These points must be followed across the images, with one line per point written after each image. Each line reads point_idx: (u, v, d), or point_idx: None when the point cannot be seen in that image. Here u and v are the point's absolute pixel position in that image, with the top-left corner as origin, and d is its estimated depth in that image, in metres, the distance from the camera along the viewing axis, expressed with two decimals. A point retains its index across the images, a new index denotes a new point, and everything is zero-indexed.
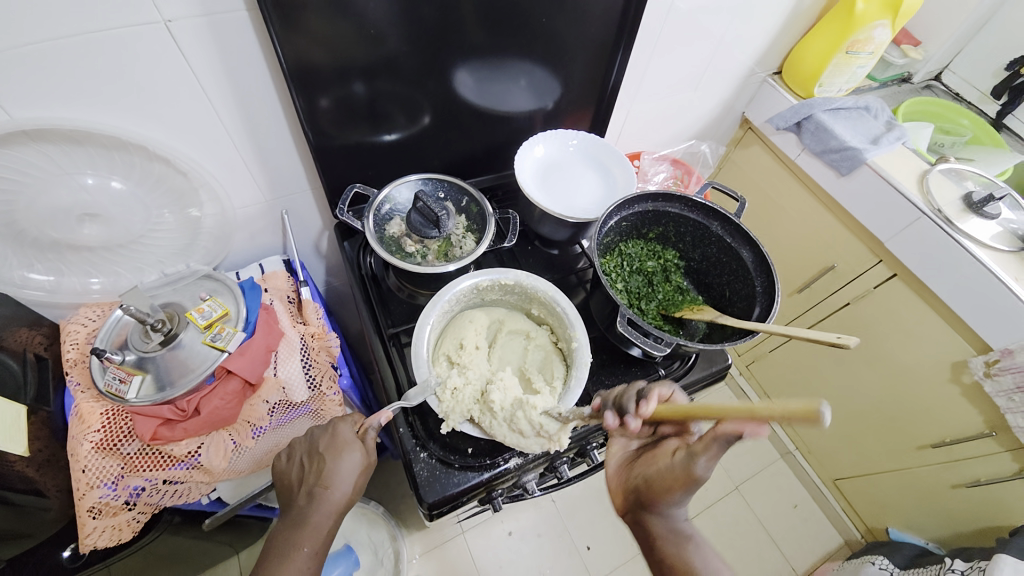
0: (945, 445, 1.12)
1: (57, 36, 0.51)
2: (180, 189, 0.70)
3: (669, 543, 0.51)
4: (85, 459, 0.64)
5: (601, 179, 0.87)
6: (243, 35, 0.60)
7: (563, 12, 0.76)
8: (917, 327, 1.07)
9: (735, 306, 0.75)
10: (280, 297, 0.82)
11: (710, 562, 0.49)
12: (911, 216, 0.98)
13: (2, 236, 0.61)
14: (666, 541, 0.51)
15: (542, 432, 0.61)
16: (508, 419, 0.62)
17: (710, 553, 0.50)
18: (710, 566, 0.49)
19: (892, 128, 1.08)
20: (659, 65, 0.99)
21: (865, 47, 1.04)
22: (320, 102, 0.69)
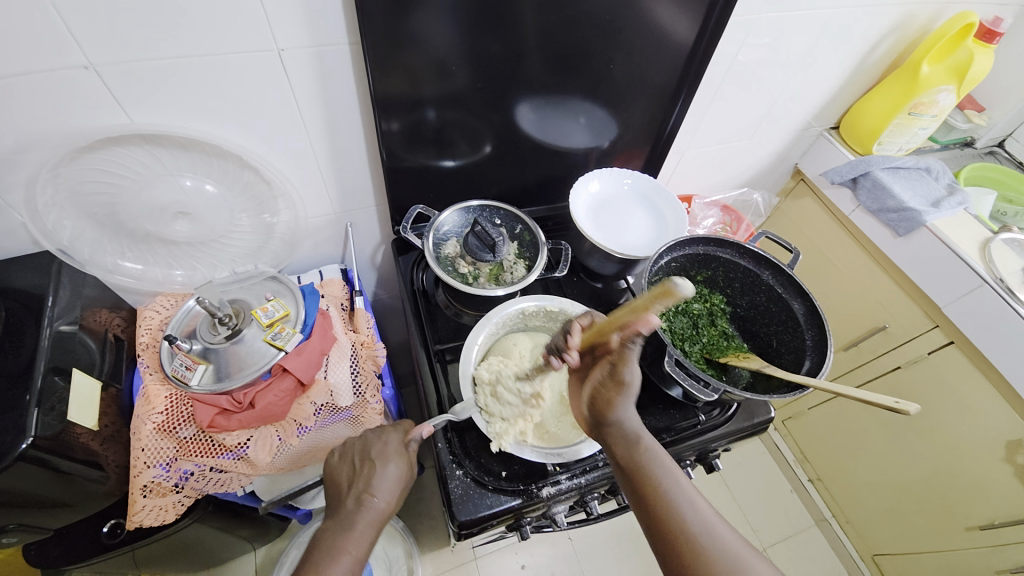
0: (992, 527, 1.06)
1: (183, 54, 0.57)
2: (261, 197, 0.75)
3: (626, 447, 0.55)
4: (146, 438, 0.68)
5: (652, 219, 0.89)
6: (338, 63, 0.66)
7: (629, 59, 0.80)
8: (972, 398, 1.02)
9: (783, 357, 0.75)
10: (335, 304, 0.86)
11: (661, 457, 0.54)
12: (971, 283, 0.95)
13: (103, 224, 0.67)
14: (626, 445, 0.55)
15: (524, 396, 0.67)
16: (492, 394, 0.68)
17: (660, 450, 0.54)
18: (665, 464, 0.53)
19: (954, 192, 1.06)
20: (716, 113, 1.01)
21: (928, 110, 1.03)
22: (394, 126, 0.74)
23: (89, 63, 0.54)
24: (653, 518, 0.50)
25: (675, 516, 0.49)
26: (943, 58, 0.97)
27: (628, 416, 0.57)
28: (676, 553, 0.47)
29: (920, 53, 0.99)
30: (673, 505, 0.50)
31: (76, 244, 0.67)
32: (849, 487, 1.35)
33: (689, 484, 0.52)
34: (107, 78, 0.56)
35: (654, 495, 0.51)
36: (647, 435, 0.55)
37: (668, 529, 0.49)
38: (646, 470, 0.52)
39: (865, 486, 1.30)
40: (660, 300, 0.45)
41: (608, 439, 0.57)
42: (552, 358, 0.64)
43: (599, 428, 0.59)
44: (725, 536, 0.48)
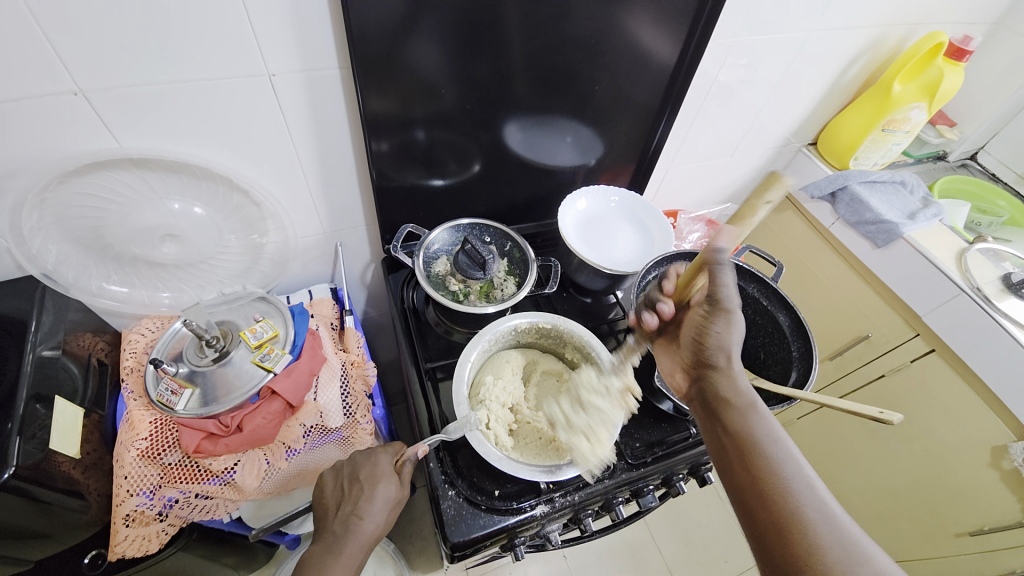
0: (982, 533, 1.06)
1: (173, 80, 0.58)
2: (250, 218, 0.75)
3: (740, 420, 0.55)
4: (129, 466, 0.66)
5: (639, 235, 0.90)
6: (329, 86, 0.66)
7: (613, 80, 0.82)
8: (954, 405, 1.04)
9: (771, 370, 0.75)
10: (325, 324, 0.86)
11: (776, 439, 0.52)
12: (948, 293, 0.98)
13: (89, 248, 0.66)
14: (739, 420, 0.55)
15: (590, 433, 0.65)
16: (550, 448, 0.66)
17: (777, 430, 0.53)
18: (779, 444, 0.52)
19: (928, 205, 1.10)
20: (699, 131, 1.04)
21: (900, 126, 1.07)
22: (384, 146, 0.75)
23: (78, 89, 0.55)
24: (762, 508, 0.48)
25: (786, 501, 0.47)
26: (916, 76, 1.01)
27: (738, 378, 0.59)
28: (783, 543, 0.45)
29: (893, 72, 1.03)
30: (786, 487, 0.48)
31: (60, 269, 0.65)
32: (839, 497, 1.36)
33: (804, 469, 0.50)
34: (96, 103, 0.56)
35: (765, 477, 0.49)
36: (762, 406, 0.55)
37: (780, 510, 0.47)
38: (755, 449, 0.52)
39: (855, 495, 1.31)
40: (770, 189, 0.59)
41: (719, 402, 0.57)
42: (644, 315, 0.71)
43: (707, 396, 0.59)
44: (848, 530, 0.45)
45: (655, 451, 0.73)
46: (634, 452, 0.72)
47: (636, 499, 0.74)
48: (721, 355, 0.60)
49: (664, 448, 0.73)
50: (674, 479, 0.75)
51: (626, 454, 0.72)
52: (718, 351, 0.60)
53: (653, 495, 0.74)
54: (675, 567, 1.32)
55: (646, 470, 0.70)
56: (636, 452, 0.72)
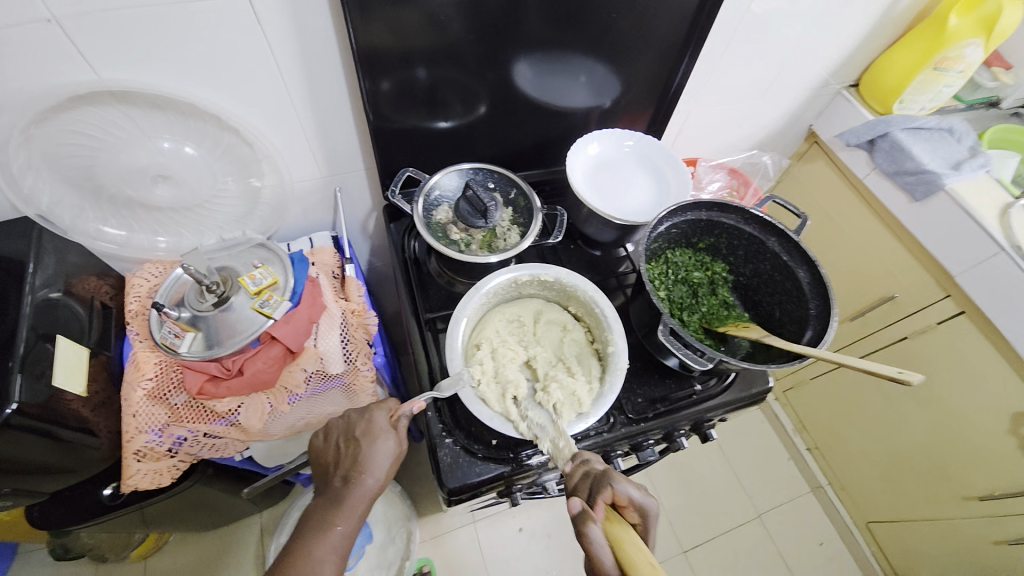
0: (993, 498, 1.05)
1: (147, 5, 0.53)
2: (244, 160, 0.72)
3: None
4: (137, 404, 0.68)
5: (652, 183, 0.85)
6: (317, 13, 0.61)
7: (633, 11, 0.74)
8: (978, 369, 1.00)
9: (786, 327, 0.72)
10: (326, 272, 0.85)
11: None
12: (988, 252, 0.91)
13: (81, 189, 0.65)
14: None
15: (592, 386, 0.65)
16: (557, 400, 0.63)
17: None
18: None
19: (976, 155, 1.00)
20: (726, 70, 0.95)
21: (954, 65, 0.96)
22: (382, 86, 0.70)
23: (52, 16, 0.51)
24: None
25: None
26: (972, 9, 0.90)
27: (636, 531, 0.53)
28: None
29: (949, 3, 0.92)
30: None
31: (56, 211, 0.64)
32: (845, 456, 1.35)
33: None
34: (70, 31, 0.53)
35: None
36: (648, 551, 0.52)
37: None
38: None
39: (862, 456, 1.30)
40: None
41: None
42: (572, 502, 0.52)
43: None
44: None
45: (656, 407, 0.71)
46: (636, 407, 0.71)
47: (635, 453, 0.74)
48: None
49: (666, 404, 0.72)
50: (676, 435, 0.74)
51: (628, 409, 0.70)
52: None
53: (651, 449, 0.74)
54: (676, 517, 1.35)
55: (646, 425, 0.69)
56: (638, 407, 0.71)
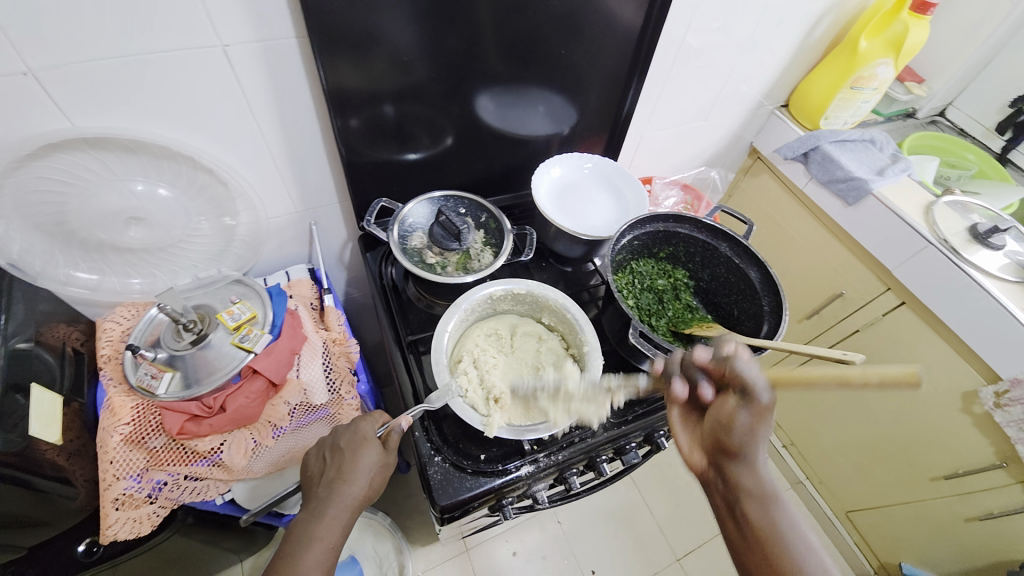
0: (956, 476, 1.11)
1: (120, 55, 0.56)
2: (219, 198, 0.74)
3: (765, 511, 0.52)
4: (114, 451, 0.67)
5: (614, 200, 0.91)
6: (288, 57, 0.65)
7: (580, 46, 0.82)
8: (924, 354, 1.08)
9: (743, 323, 0.78)
10: (304, 304, 0.86)
11: (805, 549, 0.49)
12: (918, 246, 1.01)
13: (53, 235, 0.65)
14: (766, 528, 0.51)
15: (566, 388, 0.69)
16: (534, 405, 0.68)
17: (803, 527, 0.50)
18: (809, 549, 0.49)
19: (897, 160, 1.12)
20: (671, 95, 1.04)
21: (868, 83, 1.08)
22: (352, 123, 0.74)
23: (27, 69, 0.53)
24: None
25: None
26: (880, 32, 1.01)
27: (757, 449, 0.54)
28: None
29: (859, 29, 1.03)
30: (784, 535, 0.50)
31: (26, 258, 0.64)
32: (820, 451, 1.41)
33: (811, 536, 0.50)
34: (45, 82, 0.55)
35: (787, 571, 0.47)
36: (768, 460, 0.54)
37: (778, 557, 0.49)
38: (771, 539, 0.50)
39: (836, 450, 1.36)
40: None
41: (733, 482, 0.54)
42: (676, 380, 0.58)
43: (724, 468, 0.55)
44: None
45: (635, 410, 0.75)
46: (615, 411, 0.75)
47: (620, 457, 0.77)
48: (758, 442, 0.54)
49: (644, 406, 0.75)
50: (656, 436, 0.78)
51: (608, 414, 0.74)
52: (747, 438, 0.54)
53: (635, 452, 0.77)
54: (665, 526, 1.37)
55: (626, 427, 0.73)
56: (617, 412, 0.74)
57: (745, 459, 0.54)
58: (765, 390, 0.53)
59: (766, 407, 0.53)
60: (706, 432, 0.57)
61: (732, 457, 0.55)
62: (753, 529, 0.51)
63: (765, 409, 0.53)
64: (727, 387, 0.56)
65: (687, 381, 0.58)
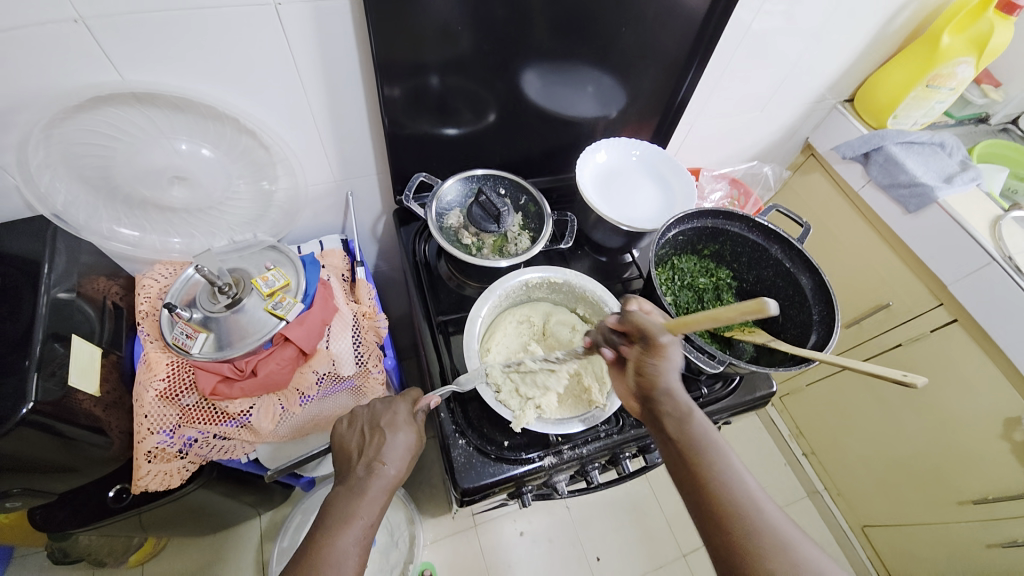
0: (985, 502, 1.07)
1: (170, 9, 0.54)
2: (259, 162, 0.73)
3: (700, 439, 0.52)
4: (149, 405, 0.68)
5: (660, 191, 0.87)
6: (337, 21, 0.63)
7: (639, 25, 0.77)
8: (971, 375, 1.02)
9: (787, 331, 0.74)
10: (337, 275, 0.85)
11: (730, 469, 0.50)
12: (980, 261, 0.94)
13: (97, 189, 0.65)
14: (697, 452, 0.51)
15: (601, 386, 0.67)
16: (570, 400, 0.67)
17: (723, 446, 0.52)
18: (731, 471, 0.50)
19: (967, 168, 1.04)
20: (728, 83, 0.98)
21: (946, 83, 1.00)
22: (396, 92, 0.72)
23: (78, 17, 0.52)
24: (709, 513, 0.48)
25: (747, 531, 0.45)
26: (964, 29, 0.94)
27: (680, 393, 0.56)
28: None
29: (942, 24, 0.95)
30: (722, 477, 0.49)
31: (71, 210, 0.64)
32: (843, 462, 1.37)
33: (734, 458, 0.51)
34: (96, 32, 0.54)
35: (731, 513, 0.47)
36: (698, 413, 0.54)
37: (711, 495, 0.48)
38: (703, 467, 0.50)
39: (861, 463, 1.32)
40: None
41: (658, 419, 0.55)
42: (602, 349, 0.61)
43: (653, 406, 0.56)
44: (777, 522, 0.46)
45: None
46: None
47: (642, 455, 0.76)
48: (670, 377, 0.56)
49: None
50: None
51: None
52: (664, 377, 0.56)
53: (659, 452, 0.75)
54: (674, 521, 1.36)
55: None
56: None
57: (666, 394, 0.56)
58: (662, 330, 0.55)
59: (668, 347, 0.55)
60: (633, 382, 0.58)
61: (654, 394, 0.56)
62: (687, 459, 0.51)
63: (666, 348, 0.55)
64: (631, 339, 0.58)
65: (612, 347, 0.61)
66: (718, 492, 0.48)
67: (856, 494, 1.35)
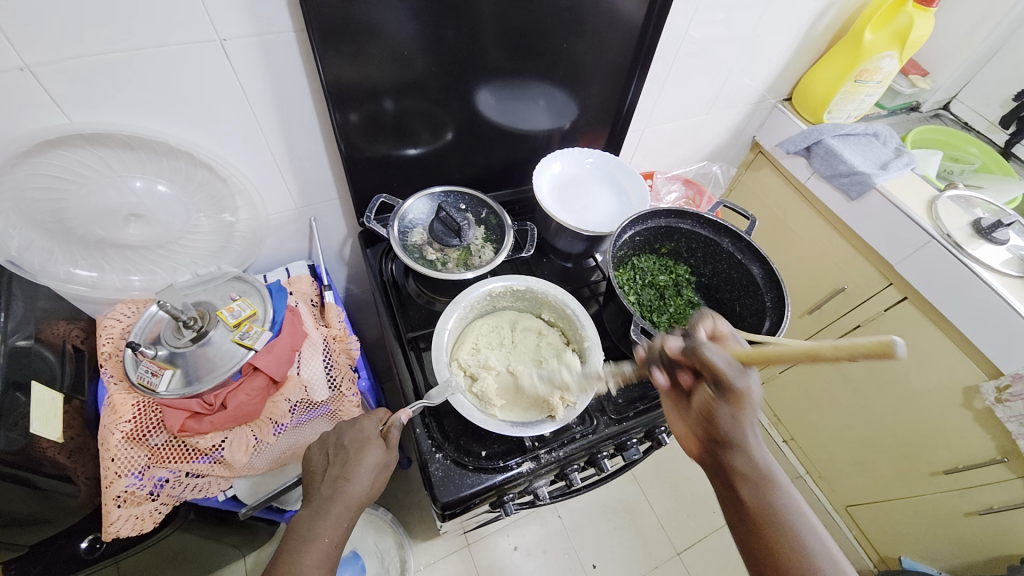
0: (956, 471, 1.11)
1: (117, 50, 0.55)
2: (217, 195, 0.73)
3: (766, 506, 0.50)
4: (115, 448, 0.67)
5: (615, 196, 0.90)
6: (287, 52, 0.64)
7: (582, 40, 0.81)
8: (925, 348, 1.08)
9: (746, 321, 0.77)
10: (305, 300, 0.85)
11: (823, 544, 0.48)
12: (920, 241, 1.00)
13: (52, 232, 0.64)
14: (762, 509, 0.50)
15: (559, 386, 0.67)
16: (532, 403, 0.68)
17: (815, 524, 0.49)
18: (820, 543, 0.48)
19: (901, 155, 1.11)
20: (673, 89, 1.03)
21: (872, 76, 1.07)
22: (353, 118, 0.74)
23: (24, 65, 0.52)
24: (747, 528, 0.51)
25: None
26: (885, 25, 1.00)
27: (754, 446, 0.53)
28: None
29: (864, 22, 1.02)
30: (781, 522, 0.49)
31: (25, 255, 0.63)
32: (821, 445, 1.41)
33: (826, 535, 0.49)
34: (42, 78, 0.54)
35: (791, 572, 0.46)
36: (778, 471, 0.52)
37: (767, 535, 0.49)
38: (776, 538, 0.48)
39: (837, 444, 1.36)
40: None
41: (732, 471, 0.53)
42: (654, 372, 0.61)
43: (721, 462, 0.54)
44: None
45: (636, 406, 0.75)
46: (616, 407, 0.74)
47: (621, 453, 0.77)
48: (746, 429, 0.53)
49: (645, 402, 0.75)
50: (656, 432, 0.78)
51: (609, 410, 0.74)
52: (736, 430, 0.54)
53: (635, 448, 0.77)
54: (665, 520, 1.37)
55: (627, 424, 0.73)
56: (619, 408, 0.74)
57: (737, 451, 0.53)
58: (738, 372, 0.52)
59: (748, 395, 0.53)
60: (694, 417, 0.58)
61: (727, 449, 0.54)
62: (757, 520, 0.50)
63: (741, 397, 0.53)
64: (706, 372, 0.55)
65: (668, 371, 0.60)
66: (790, 551, 0.47)
67: (838, 479, 1.39)
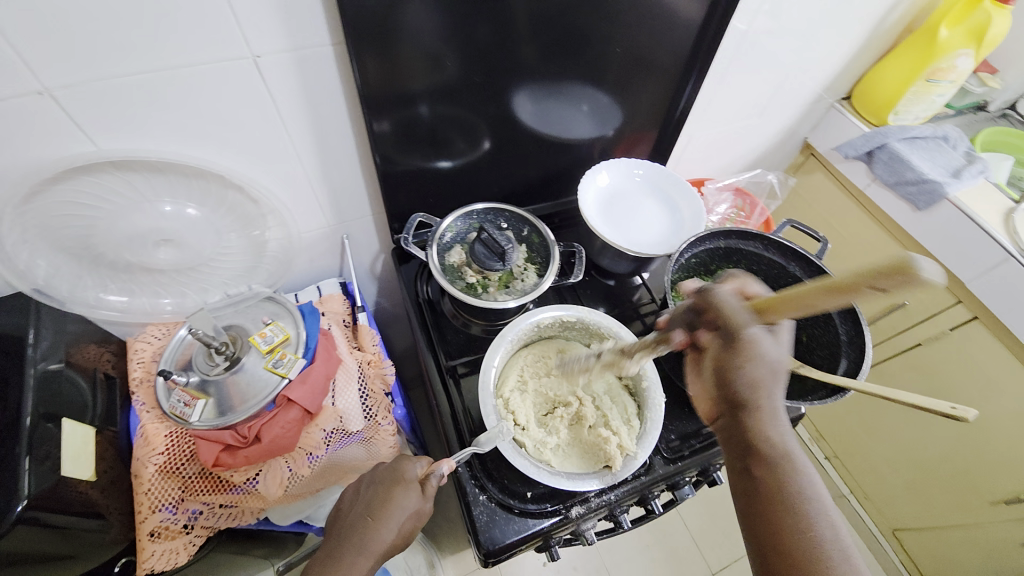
0: (1020, 502, 1.04)
1: (142, 70, 0.51)
2: (248, 216, 0.69)
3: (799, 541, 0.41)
4: (149, 481, 0.65)
5: (666, 211, 0.84)
6: (322, 65, 0.60)
7: (633, 41, 0.74)
8: (995, 370, 0.99)
9: (814, 353, 0.71)
10: (337, 322, 0.82)
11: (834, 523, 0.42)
12: (997, 257, 0.92)
13: (81, 258, 0.60)
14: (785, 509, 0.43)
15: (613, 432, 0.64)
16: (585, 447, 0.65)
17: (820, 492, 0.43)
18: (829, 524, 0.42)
19: (973, 161, 1.02)
20: (724, 92, 0.95)
21: (946, 75, 0.98)
22: (385, 127, 0.68)
23: (44, 88, 0.49)
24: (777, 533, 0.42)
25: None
26: (963, 20, 0.91)
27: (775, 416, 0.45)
28: None
29: (939, 16, 0.93)
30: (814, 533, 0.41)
31: (53, 282, 0.60)
32: (868, 465, 1.34)
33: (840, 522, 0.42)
34: (65, 102, 0.50)
35: None
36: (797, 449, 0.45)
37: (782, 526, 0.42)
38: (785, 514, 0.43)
39: (886, 464, 1.29)
40: None
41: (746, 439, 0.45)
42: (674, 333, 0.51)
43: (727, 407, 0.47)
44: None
45: (691, 443, 0.69)
46: (670, 445, 0.69)
47: (673, 492, 0.71)
48: (764, 390, 0.45)
49: (700, 440, 0.70)
50: (711, 471, 0.72)
51: (662, 449, 0.69)
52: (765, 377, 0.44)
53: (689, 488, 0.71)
54: (699, 537, 1.33)
55: (683, 464, 0.67)
56: (673, 446, 0.69)
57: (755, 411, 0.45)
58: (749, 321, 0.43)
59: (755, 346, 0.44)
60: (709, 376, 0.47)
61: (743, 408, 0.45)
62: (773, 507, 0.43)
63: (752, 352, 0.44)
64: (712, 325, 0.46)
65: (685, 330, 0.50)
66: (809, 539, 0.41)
67: (888, 504, 1.31)
